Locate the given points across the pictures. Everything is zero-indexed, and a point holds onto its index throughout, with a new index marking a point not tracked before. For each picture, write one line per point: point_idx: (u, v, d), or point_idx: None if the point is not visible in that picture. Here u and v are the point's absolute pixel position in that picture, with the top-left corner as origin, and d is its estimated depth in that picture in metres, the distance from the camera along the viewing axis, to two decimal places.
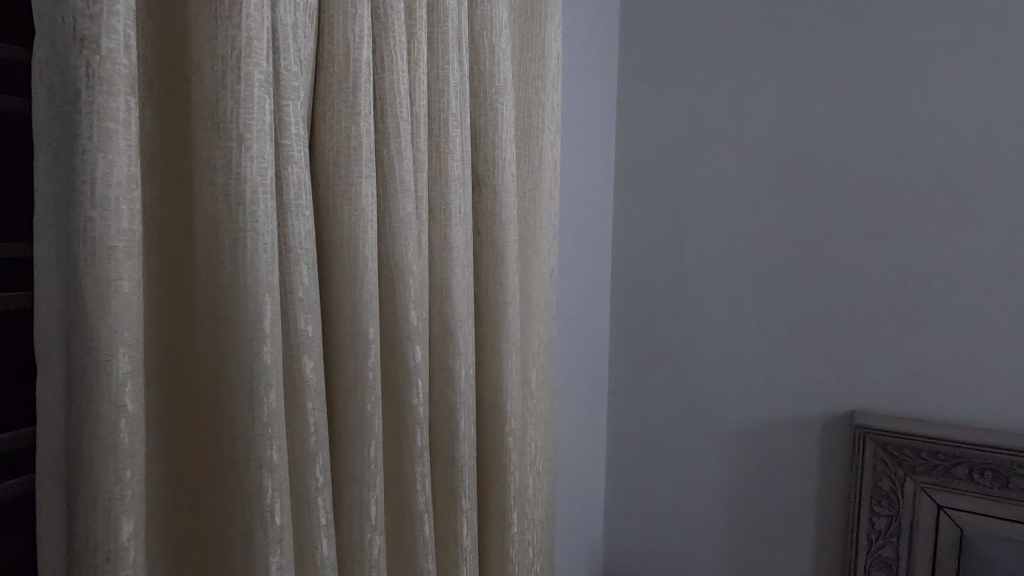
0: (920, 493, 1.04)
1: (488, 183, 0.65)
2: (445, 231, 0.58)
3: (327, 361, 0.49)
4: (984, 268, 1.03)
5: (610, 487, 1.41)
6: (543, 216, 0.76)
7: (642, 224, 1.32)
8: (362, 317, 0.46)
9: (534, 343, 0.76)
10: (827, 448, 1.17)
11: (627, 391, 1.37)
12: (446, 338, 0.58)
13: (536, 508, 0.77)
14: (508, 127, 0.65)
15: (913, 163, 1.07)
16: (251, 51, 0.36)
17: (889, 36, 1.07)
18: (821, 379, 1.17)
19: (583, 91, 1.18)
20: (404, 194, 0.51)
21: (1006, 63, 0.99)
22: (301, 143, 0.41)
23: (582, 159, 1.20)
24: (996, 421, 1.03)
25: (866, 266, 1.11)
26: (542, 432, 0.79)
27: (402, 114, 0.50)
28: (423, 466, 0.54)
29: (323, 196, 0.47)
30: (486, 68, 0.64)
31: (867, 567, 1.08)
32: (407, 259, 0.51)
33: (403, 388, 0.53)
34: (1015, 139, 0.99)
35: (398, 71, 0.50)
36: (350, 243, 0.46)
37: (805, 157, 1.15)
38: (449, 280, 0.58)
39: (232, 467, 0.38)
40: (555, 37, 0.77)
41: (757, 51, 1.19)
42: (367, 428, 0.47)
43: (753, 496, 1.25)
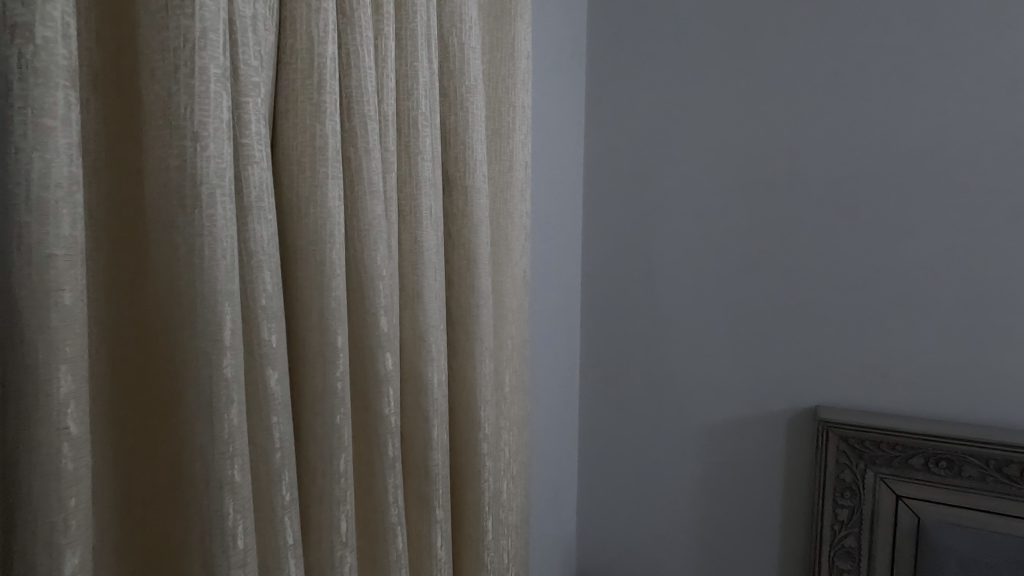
0: (881, 484, 1.07)
1: (460, 184, 0.64)
2: (416, 233, 0.56)
3: (293, 371, 0.46)
4: (939, 265, 1.06)
5: (583, 487, 1.41)
6: (514, 217, 0.75)
7: (612, 225, 1.33)
8: (329, 325, 0.44)
9: (508, 346, 0.75)
10: (793, 443, 1.19)
11: (599, 391, 1.37)
12: (418, 344, 0.56)
13: (511, 514, 0.75)
14: (480, 127, 0.64)
15: (871, 164, 1.10)
16: (207, 43, 0.34)
17: (849, 39, 1.10)
18: (787, 376, 1.19)
19: (553, 92, 1.17)
20: (372, 195, 0.49)
21: (959, 67, 1.03)
22: (263, 142, 0.38)
23: (553, 159, 1.19)
24: (950, 413, 1.07)
25: (827, 264, 1.14)
26: (517, 437, 0.78)
27: (370, 112, 0.48)
28: (395, 477, 0.52)
29: (288, 198, 0.45)
30: (456, 66, 0.63)
31: (831, 558, 1.11)
32: (376, 263, 0.49)
33: (373, 396, 0.51)
34: (964, 141, 1.03)
35: (364, 67, 0.48)
36: (316, 248, 0.44)
37: (770, 158, 1.17)
38: (420, 284, 0.56)
39: (189, 489, 0.36)
40: (525, 36, 0.76)
41: (724, 53, 1.20)
42: (337, 440, 0.45)
43: (723, 493, 1.26)
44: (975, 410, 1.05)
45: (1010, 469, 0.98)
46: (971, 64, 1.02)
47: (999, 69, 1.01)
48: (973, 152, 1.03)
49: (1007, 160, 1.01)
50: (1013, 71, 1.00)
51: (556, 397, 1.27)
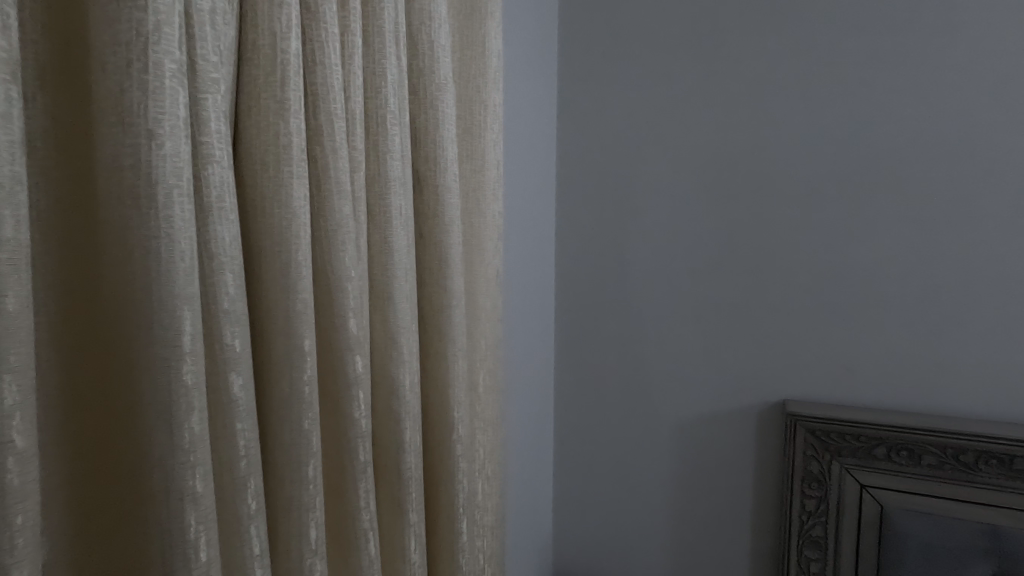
0: (847, 474, 1.10)
1: (431, 183, 0.63)
2: (386, 233, 0.55)
3: (258, 376, 0.45)
4: (900, 261, 1.10)
5: (559, 485, 1.42)
6: (487, 217, 0.75)
7: (584, 223, 1.33)
8: (297, 328, 0.43)
9: (481, 346, 0.75)
10: (763, 437, 1.22)
11: (573, 388, 1.38)
12: (389, 346, 0.55)
13: (486, 515, 0.75)
14: (450, 125, 0.63)
15: (834, 164, 1.13)
16: (161, 37, 0.33)
17: (814, 41, 1.13)
18: (756, 372, 1.21)
19: (525, 90, 1.17)
20: (340, 195, 0.48)
21: (917, 70, 1.07)
22: (223, 141, 0.37)
23: (526, 158, 1.19)
24: (910, 404, 1.11)
25: (794, 261, 1.17)
26: (491, 437, 0.78)
27: (337, 110, 0.47)
28: (367, 482, 0.51)
29: (251, 198, 0.43)
30: (426, 64, 0.62)
31: (800, 548, 1.14)
32: (344, 264, 0.48)
33: (343, 400, 0.50)
34: (921, 141, 1.07)
35: (330, 64, 0.47)
36: (281, 249, 0.43)
37: (738, 158, 1.20)
38: (391, 285, 0.55)
39: (148, 501, 0.35)
40: (496, 35, 0.75)
41: (693, 53, 1.22)
42: (305, 446, 0.44)
43: (695, 487, 1.28)
44: (934, 401, 1.09)
45: (966, 457, 1.02)
46: (928, 66, 1.06)
47: (954, 71, 1.05)
48: (930, 152, 1.07)
49: (963, 160, 1.05)
50: (967, 74, 1.04)
51: (530, 396, 1.27)
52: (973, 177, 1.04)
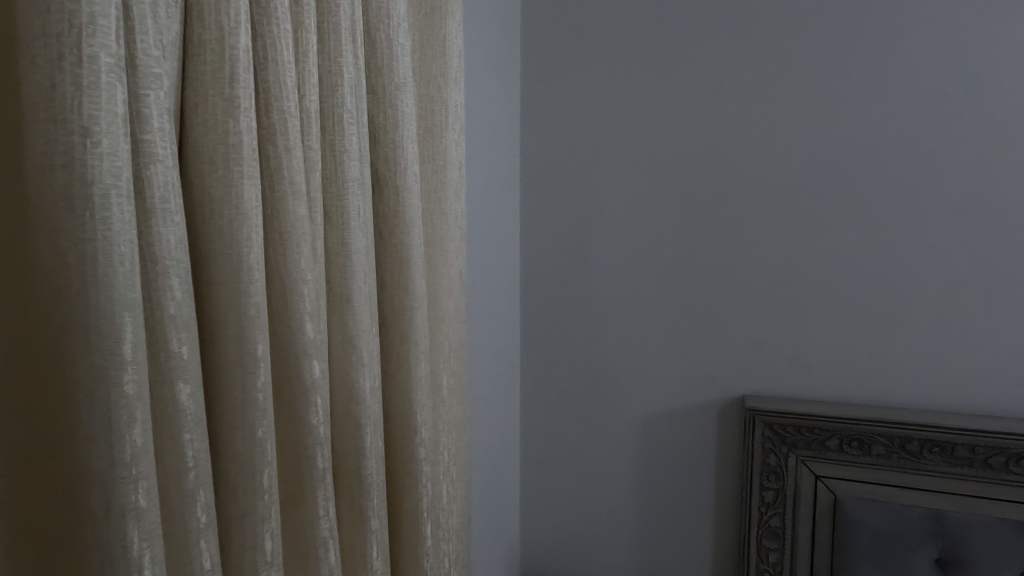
0: (802, 466, 1.14)
1: (390, 183, 0.62)
2: (343, 234, 0.54)
3: (209, 384, 0.43)
4: (849, 260, 1.14)
5: (525, 484, 1.42)
6: (449, 218, 0.74)
7: (548, 224, 1.34)
8: (249, 333, 0.42)
9: (444, 347, 0.74)
10: (723, 433, 1.25)
11: (538, 388, 1.39)
12: (348, 350, 0.54)
13: (451, 518, 0.74)
14: (410, 125, 0.63)
15: (787, 166, 1.17)
16: (96, 29, 0.31)
17: (768, 47, 1.16)
18: (716, 369, 1.24)
19: (487, 90, 1.17)
20: (295, 196, 0.47)
21: (864, 76, 1.11)
22: (167, 140, 0.36)
23: (489, 159, 1.19)
24: (860, 397, 1.15)
25: (750, 261, 1.20)
26: (455, 439, 0.77)
27: (290, 109, 0.46)
28: (326, 489, 0.50)
29: (199, 199, 0.42)
30: (384, 63, 0.61)
31: (759, 539, 1.17)
32: (300, 266, 0.47)
33: (300, 406, 0.49)
34: (867, 145, 1.12)
35: (283, 61, 0.46)
36: (231, 252, 0.41)
37: (697, 160, 1.22)
38: (349, 288, 0.54)
39: (85, 519, 0.33)
40: (457, 35, 0.75)
41: (653, 57, 1.24)
42: (259, 455, 0.43)
43: (659, 482, 1.31)
44: (882, 393, 1.14)
45: (911, 446, 1.07)
46: (875, 73, 1.10)
47: (899, 78, 1.09)
48: (877, 155, 1.11)
49: (905, 163, 1.10)
50: (910, 80, 1.09)
51: (496, 397, 1.27)
52: (915, 179, 1.09)
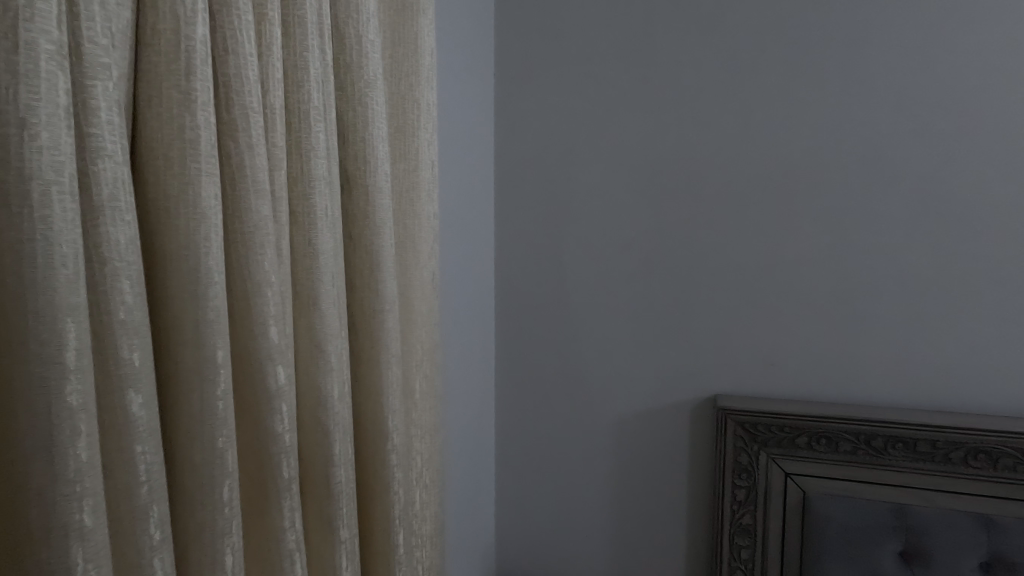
0: (773, 463, 1.15)
1: (360, 183, 0.60)
2: (309, 234, 0.52)
3: (164, 392, 0.41)
4: (818, 262, 1.16)
5: (500, 486, 1.41)
6: (421, 219, 0.73)
7: (522, 224, 1.33)
8: (208, 338, 0.40)
9: (417, 351, 0.72)
10: (696, 433, 1.26)
11: (513, 390, 1.38)
12: (315, 354, 0.52)
13: (424, 525, 0.72)
14: (381, 123, 0.61)
15: (757, 168, 1.18)
16: (34, 14, 0.29)
17: (739, 51, 1.18)
18: (689, 369, 1.25)
19: (460, 90, 1.16)
20: (258, 194, 0.45)
21: (830, 80, 1.13)
22: (117, 134, 0.34)
23: (462, 159, 1.17)
24: (827, 395, 1.18)
25: (722, 262, 1.21)
26: (429, 444, 0.75)
27: (253, 103, 0.44)
28: (292, 500, 0.48)
29: (153, 198, 0.40)
30: (353, 59, 0.59)
31: (731, 537, 1.18)
32: (264, 268, 0.45)
33: (264, 413, 0.47)
34: (833, 147, 1.14)
35: (245, 53, 0.44)
36: (188, 253, 0.39)
37: (670, 162, 1.23)
38: (316, 290, 0.52)
39: (23, 540, 0.31)
40: (428, 33, 0.73)
41: (627, 59, 1.24)
42: (219, 466, 0.41)
43: (633, 482, 1.31)
44: (849, 391, 1.16)
45: (877, 442, 1.09)
46: (841, 78, 1.13)
47: (864, 83, 1.12)
48: (843, 157, 1.14)
49: (870, 165, 1.12)
50: (876, 85, 1.11)
51: (470, 399, 1.25)
52: (880, 182, 1.12)
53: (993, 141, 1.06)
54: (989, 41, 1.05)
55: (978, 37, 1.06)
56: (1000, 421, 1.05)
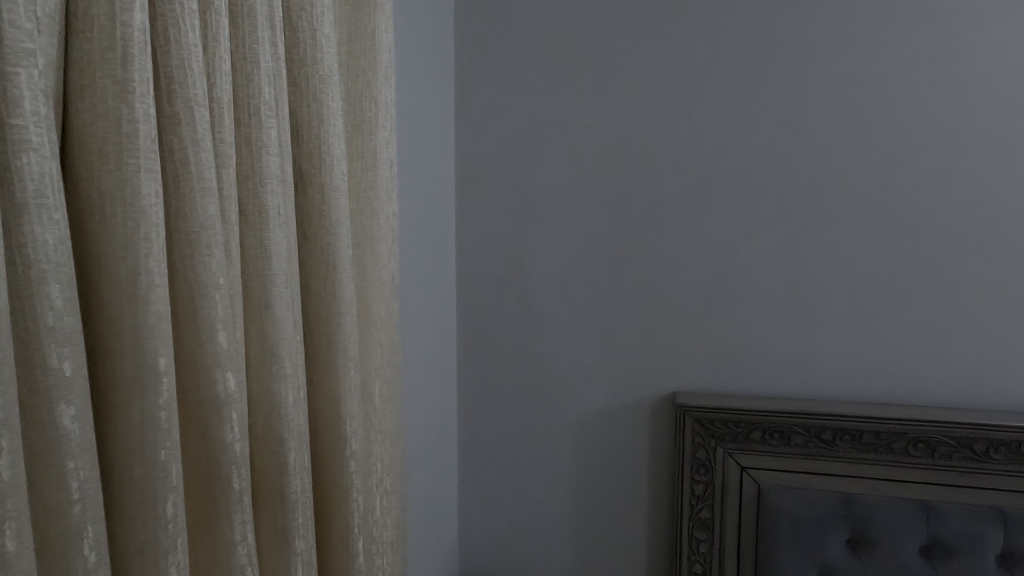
0: (729, 458, 1.18)
1: (314, 181, 0.58)
2: (261, 233, 0.50)
3: (100, 403, 0.39)
4: (771, 262, 1.20)
5: (463, 488, 1.40)
6: (380, 219, 0.71)
7: (483, 225, 1.33)
8: (149, 345, 0.38)
9: (376, 354, 0.70)
10: (657, 430, 1.28)
11: (475, 391, 1.37)
12: (267, 359, 0.50)
13: (385, 532, 0.71)
14: (337, 119, 0.59)
15: (712, 170, 1.21)
16: None
17: (695, 57, 1.20)
18: (649, 368, 1.27)
19: (420, 88, 1.14)
20: (204, 192, 0.42)
21: (780, 86, 1.17)
22: (42, 124, 0.31)
23: (422, 158, 1.16)
24: (780, 390, 1.21)
25: (680, 261, 1.24)
26: (390, 448, 0.73)
27: (197, 96, 0.42)
28: (244, 512, 0.46)
29: (87, 194, 0.37)
30: (307, 54, 0.57)
31: (690, 531, 1.21)
32: (211, 270, 0.43)
33: (211, 422, 0.44)
34: (784, 151, 1.18)
35: (188, 43, 0.41)
36: (126, 255, 0.37)
37: (629, 164, 1.25)
38: (268, 293, 0.50)
39: None
40: (386, 29, 0.71)
41: (586, 61, 1.25)
42: (162, 480, 0.38)
43: (595, 480, 1.32)
44: (800, 386, 1.20)
45: (826, 435, 1.14)
46: (791, 84, 1.17)
47: (813, 89, 1.16)
48: (793, 160, 1.18)
49: (818, 169, 1.17)
50: (823, 92, 1.16)
51: (432, 401, 1.24)
52: (827, 184, 1.16)
53: (931, 147, 1.12)
54: (926, 53, 1.11)
55: (917, 47, 1.11)
56: (939, 412, 1.10)
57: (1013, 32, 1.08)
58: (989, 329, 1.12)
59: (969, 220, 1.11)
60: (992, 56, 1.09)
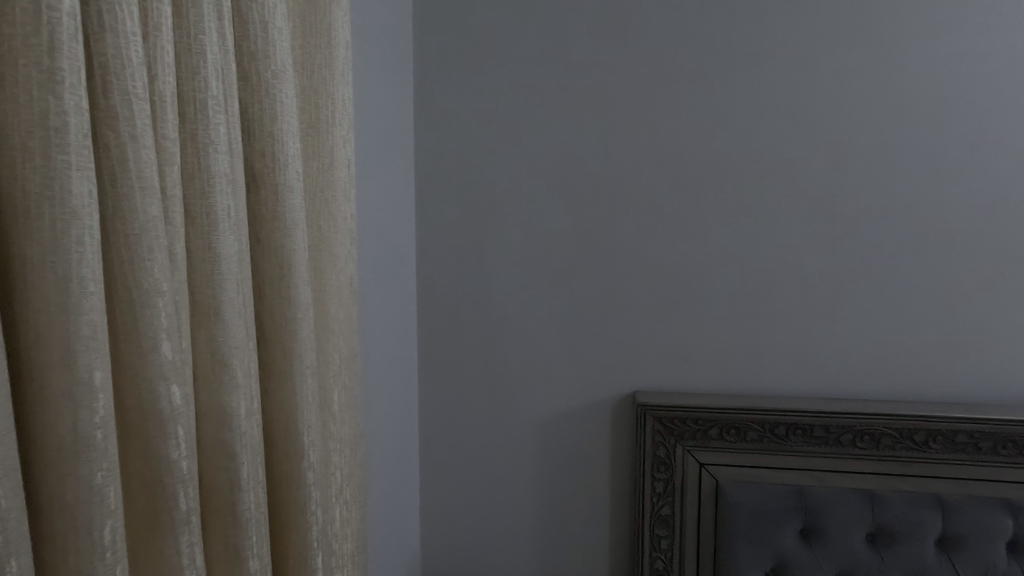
0: (688, 455, 1.20)
1: (267, 181, 0.56)
2: (209, 236, 0.47)
3: (26, 423, 0.35)
4: (726, 263, 1.23)
5: (425, 493, 1.38)
6: (338, 221, 0.68)
7: (443, 225, 1.31)
8: (82, 358, 0.35)
9: (334, 361, 0.67)
10: (618, 430, 1.29)
11: (436, 394, 1.35)
12: (217, 368, 0.47)
13: (345, 544, 0.68)
14: (291, 115, 0.56)
15: (669, 172, 1.23)
16: None
17: (653, 62, 1.22)
18: (611, 369, 1.28)
19: (378, 85, 1.11)
20: (144, 192, 0.39)
21: (733, 92, 1.20)
22: None
23: (381, 157, 1.13)
24: (736, 388, 1.24)
25: (640, 262, 1.25)
26: (350, 457, 0.71)
27: (136, 89, 0.39)
28: (191, 533, 0.43)
29: (7, 193, 0.34)
30: (258, 47, 0.54)
31: (651, 528, 1.22)
32: (153, 275, 0.40)
33: (155, 439, 0.41)
34: (736, 155, 1.21)
35: (125, 31, 0.38)
36: (53, 261, 0.34)
37: (590, 165, 1.25)
38: (218, 299, 0.47)
39: None
40: (343, 24, 0.69)
41: (547, 64, 1.25)
42: (98, 504, 0.36)
43: (558, 480, 1.32)
44: (755, 383, 1.24)
45: (780, 430, 1.17)
46: (742, 90, 1.20)
47: (763, 95, 1.19)
48: (746, 164, 1.21)
49: (769, 173, 1.20)
50: (774, 98, 1.19)
51: (392, 405, 1.21)
52: (778, 187, 1.20)
53: (874, 153, 1.17)
54: (870, 63, 1.16)
55: (862, 58, 1.16)
56: (883, 405, 1.15)
57: (948, 44, 1.14)
58: (929, 326, 1.18)
59: (909, 223, 1.17)
60: (929, 67, 1.15)
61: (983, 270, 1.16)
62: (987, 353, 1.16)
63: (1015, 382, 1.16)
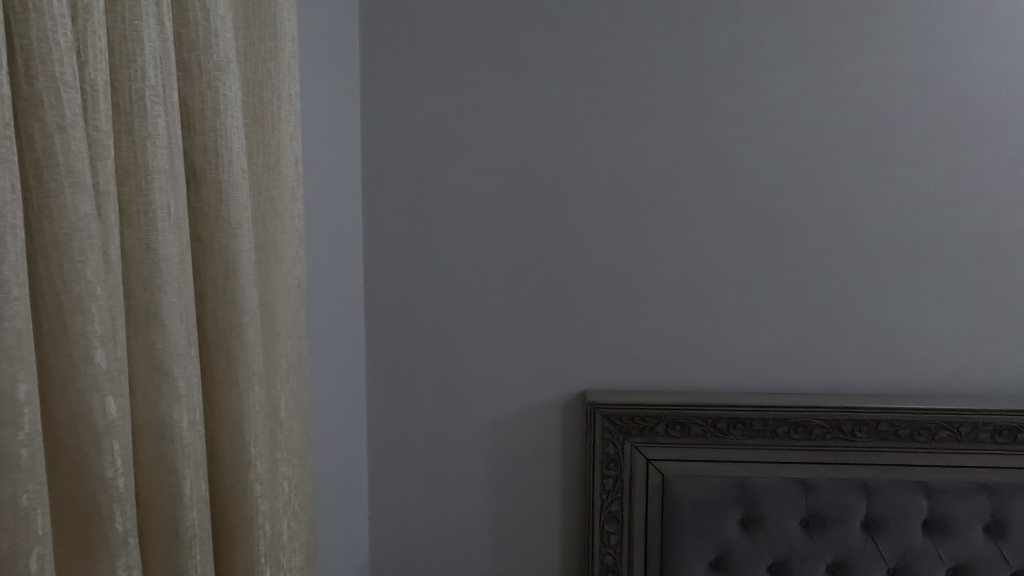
0: (636, 452, 1.23)
1: (210, 177, 0.53)
2: (147, 236, 0.44)
3: None
4: (672, 263, 1.26)
5: (374, 500, 1.34)
6: (284, 221, 0.65)
7: (392, 226, 1.28)
8: (5, 369, 0.32)
9: (281, 366, 0.65)
10: (569, 429, 1.30)
11: (386, 398, 1.32)
12: (157, 378, 0.44)
13: (295, 556, 0.65)
14: (235, 109, 0.53)
15: (617, 175, 1.26)
16: None
17: (601, 67, 1.24)
18: (562, 369, 1.29)
19: (324, 80, 1.08)
20: (74, 187, 0.36)
21: (677, 99, 1.24)
22: None
23: (327, 155, 1.09)
24: (681, 385, 1.29)
25: (589, 263, 1.27)
26: (299, 467, 0.68)
27: (65, 75, 0.36)
28: (129, 555, 0.40)
29: None
30: (199, 36, 0.51)
31: (601, 525, 1.24)
32: (86, 278, 0.37)
33: (88, 456, 0.38)
34: (680, 160, 1.25)
35: (52, 11, 0.35)
36: None
37: (540, 167, 1.26)
38: (157, 303, 0.44)
39: None
40: (289, 16, 0.66)
41: (497, 65, 1.25)
42: (23, 528, 0.33)
43: (510, 481, 1.32)
44: (699, 381, 1.28)
45: (722, 424, 1.22)
46: (686, 97, 1.24)
47: (705, 103, 1.24)
48: (690, 169, 1.25)
49: (711, 177, 1.25)
50: (715, 106, 1.24)
51: (340, 411, 1.17)
52: (719, 191, 1.25)
53: (806, 160, 1.24)
54: (802, 76, 1.23)
55: (794, 70, 1.23)
56: (816, 399, 1.22)
57: (872, 60, 1.22)
58: (856, 324, 1.26)
59: (838, 227, 1.24)
60: (855, 81, 1.22)
61: (903, 270, 1.25)
62: (907, 348, 1.26)
63: (931, 374, 1.26)
